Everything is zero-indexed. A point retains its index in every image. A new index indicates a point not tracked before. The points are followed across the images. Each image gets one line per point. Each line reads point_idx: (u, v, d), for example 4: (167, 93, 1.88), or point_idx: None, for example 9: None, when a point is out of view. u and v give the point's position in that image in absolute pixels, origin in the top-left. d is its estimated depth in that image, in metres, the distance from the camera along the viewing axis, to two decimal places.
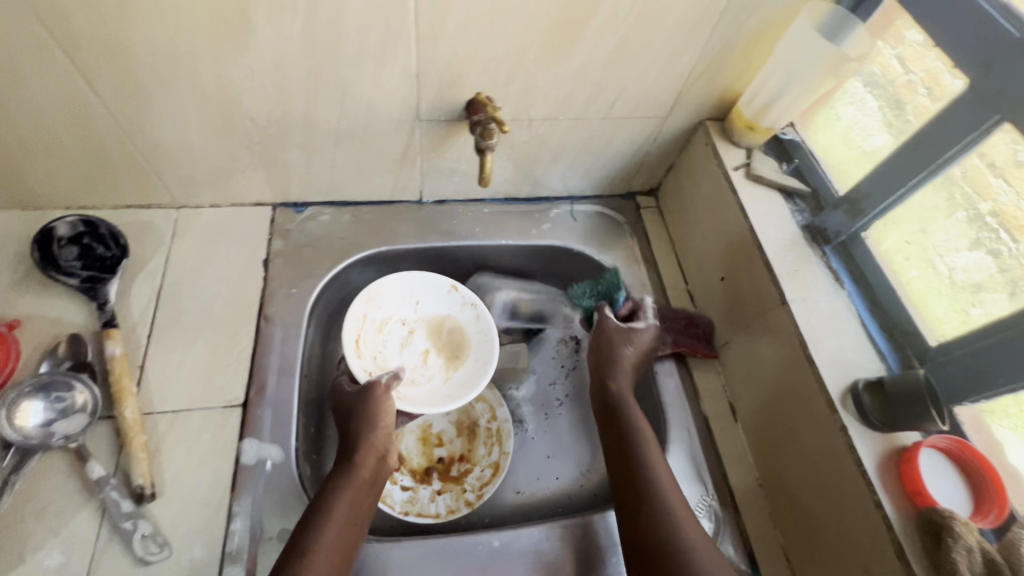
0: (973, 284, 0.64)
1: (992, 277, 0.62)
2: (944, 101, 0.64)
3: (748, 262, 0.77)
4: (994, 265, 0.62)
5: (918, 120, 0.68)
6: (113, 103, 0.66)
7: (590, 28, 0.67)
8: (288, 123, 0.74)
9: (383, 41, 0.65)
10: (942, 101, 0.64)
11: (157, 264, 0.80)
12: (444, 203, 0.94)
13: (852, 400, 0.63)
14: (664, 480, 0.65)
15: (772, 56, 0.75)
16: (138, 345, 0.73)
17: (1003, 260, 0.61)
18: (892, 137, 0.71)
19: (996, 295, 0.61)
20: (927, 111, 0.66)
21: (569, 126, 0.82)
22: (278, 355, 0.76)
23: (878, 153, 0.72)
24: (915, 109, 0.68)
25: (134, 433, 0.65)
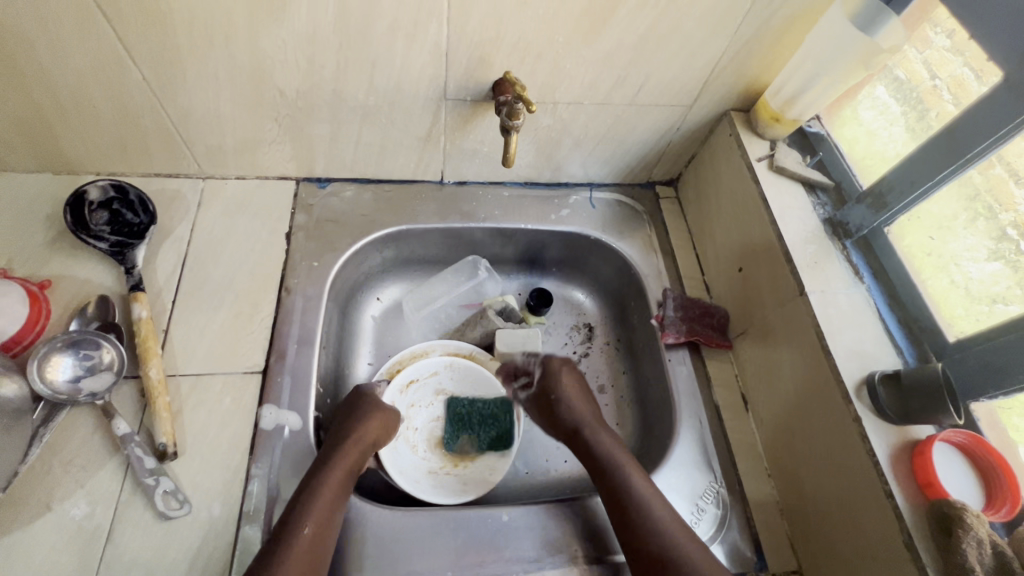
0: (990, 296, 0.63)
1: (1008, 290, 0.62)
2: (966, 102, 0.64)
3: (767, 252, 0.77)
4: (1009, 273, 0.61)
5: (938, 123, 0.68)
6: (148, 70, 0.68)
7: (622, 10, 0.67)
8: (317, 97, 0.74)
9: (415, 16, 0.65)
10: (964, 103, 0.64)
11: (183, 231, 0.82)
12: (465, 184, 0.94)
13: (867, 392, 0.63)
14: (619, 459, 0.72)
15: (802, 46, 0.74)
16: (163, 309, 0.75)
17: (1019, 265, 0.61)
18: (912, 143, 0.71)
19: (1011, 306, 0.61)
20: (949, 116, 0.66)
21: (593, 111, 0.82)
22: (298, 325, 0.77)
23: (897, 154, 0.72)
24: (938, 115, 0.68)
25: (158, 393, 0.67)
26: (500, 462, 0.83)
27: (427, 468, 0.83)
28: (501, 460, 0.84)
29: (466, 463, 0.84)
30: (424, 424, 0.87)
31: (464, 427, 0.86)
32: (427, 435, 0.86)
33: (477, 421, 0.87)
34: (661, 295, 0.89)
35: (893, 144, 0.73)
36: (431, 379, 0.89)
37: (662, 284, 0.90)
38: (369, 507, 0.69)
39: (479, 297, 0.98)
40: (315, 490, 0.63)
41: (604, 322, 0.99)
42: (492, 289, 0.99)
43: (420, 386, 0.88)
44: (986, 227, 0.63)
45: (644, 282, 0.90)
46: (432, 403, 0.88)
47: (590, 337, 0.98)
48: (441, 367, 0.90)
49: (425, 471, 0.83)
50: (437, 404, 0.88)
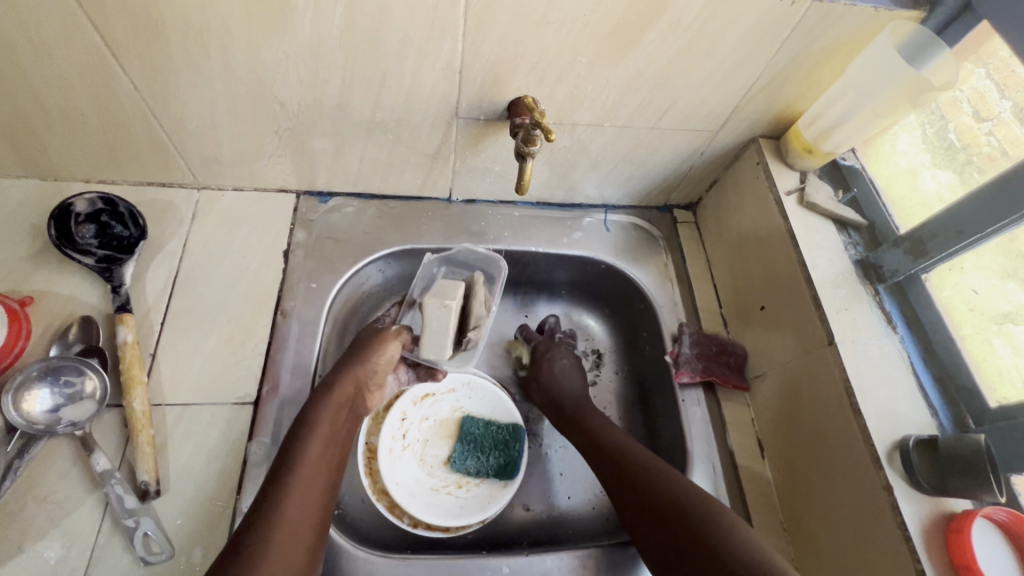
0: None
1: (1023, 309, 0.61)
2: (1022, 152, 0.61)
3: (794, 294, 0.72)
4: None
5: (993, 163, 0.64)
6: (139, 79, 0.63)
7: (652, 32, 0.62)
8: (321, 112, 0.70)
9: (429, 32, 0.60)
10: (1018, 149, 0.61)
11: (176, 247, 0.77)
12: (474, 203, 0.90)
13: (899, 457, 0.59)
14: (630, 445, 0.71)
15: (842, 76, 0.69)
16: (151, 331, 0.71)
17: None
18: (934, 160, 0.71)
19: None
20: (971, 131, 0.67)
21: (614, 133, 0.77)
22: (293, 353, 0.73)
23: (945, 196, 0.68)
24: (957, 128, 0.69)
25: (142, 425, 0.63)
26: (500, 492, 0.79)
27: (429, 485, 0.80)
28: (502, 489, 0.79)
29: (468, 485, 0.81)
30: (431, 438, 0.84)
31: (470, 447, 0.82)
32: (435, 451, 0.83)
33: (487, 445, 0.82)
34: (675, 329, 0.84)
35: (938, 187, 0.69)
36: (448, 395, 0.87)
37: (677, 317, 0.86)
38: (364, 554, 0.66)
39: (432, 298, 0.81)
40: (296, 493, 0.57)
41: (613, 351, 0.95)
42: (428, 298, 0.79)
43: (438, 400, 0.86)
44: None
45: (659, 314, 0.86)
46: (447, 418, 0.86)
47: (598, 365, 0.93)
48: (459, 383, 0.87)
49: (425, 488, 0.80)
50: (451, 421, 0.86)
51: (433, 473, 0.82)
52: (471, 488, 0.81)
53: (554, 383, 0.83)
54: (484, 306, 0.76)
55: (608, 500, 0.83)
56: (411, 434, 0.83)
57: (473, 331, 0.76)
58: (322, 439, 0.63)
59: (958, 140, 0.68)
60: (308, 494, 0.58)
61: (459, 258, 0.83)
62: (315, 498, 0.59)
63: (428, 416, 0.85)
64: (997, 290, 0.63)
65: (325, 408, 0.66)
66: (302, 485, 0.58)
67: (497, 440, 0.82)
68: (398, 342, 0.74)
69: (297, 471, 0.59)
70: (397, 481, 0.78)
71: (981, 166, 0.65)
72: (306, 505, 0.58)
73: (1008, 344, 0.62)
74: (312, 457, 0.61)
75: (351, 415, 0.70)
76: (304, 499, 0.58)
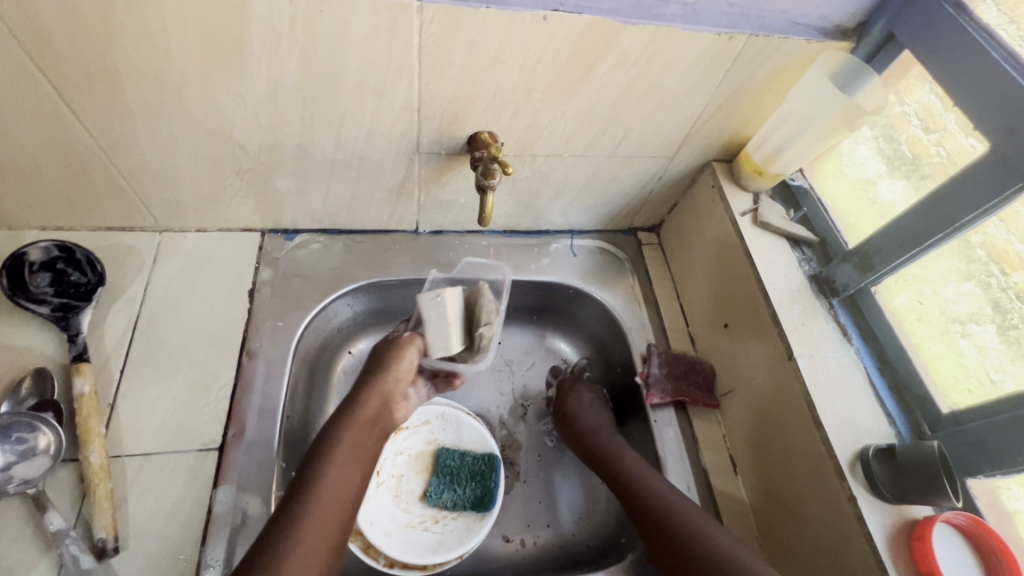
0: (985, 359, 0.61)
1: (981, 310, 0.62)
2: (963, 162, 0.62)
3: (754, 312, 0.74)
4: (990, 305, 0.61)
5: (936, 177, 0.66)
6: (94, 126, 0.62)
7: (600, 68, 0.65)
8: (281, 151, 0.70)
9: (384, 75, 0.62)
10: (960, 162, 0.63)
11: (137, 291, 0.76)
12: (441, 233, 0.91)
13: (861, 467, 0.60)
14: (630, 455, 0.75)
15: (783, 103, 0.73)
16: (110, 380, 0.69)
17: (994, 293, 0.60)
18: (889, 171, 0.72)
19: (988, 330, 0.61)
20: (921, 142, 0.68)
21: (573, 163, 0.80)
22: (260, 394, 0.72)
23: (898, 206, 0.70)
24: (909, 140, 0.70)
25: (99, 479, 0.61)
26: (477, 525, 0.77)
27: (404, 521, 0.79)
28: (479, 522, 0.78)
29: (445, 519, 0.80)
30: (405, 472, 0.83)
31: (447, 480, 0.81)
32: (410, 486, 0.82)
33: (464, 476, 0.81)
34: (645, 350, 0.85)
35: (894, 197, 0.71)
36: (423, 428, 0.86)
37: (646, 338, 0.87)
38: None
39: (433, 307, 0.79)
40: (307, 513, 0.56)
41: None
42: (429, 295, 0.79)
43: (412, 434, 0.85)
44: (985, 296, 0.61)
45: (628, 335, 0.87)
46: (421, 451, 0.85)
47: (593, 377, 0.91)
48: (433, 416, 0.86)
49: (399, 524, 0.78)
50: (426, 454, 0.85)
51: (407, 508, 0.80)
52: (448, 523, 0.79)
53: (577, 414, 0.84)
54: (495, 305, 0.72)
55: (589, 525, 0.82)
56: (385, 471, 0.82)
57: (483, 329, 0.70)
58: (343, 458, 0.61)
59: (912, 152, 0.69)
60: (324, 516, 0.56)
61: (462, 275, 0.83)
62: (333, 520, 0.57)
63: (401, 450, 0.84)
64: (951, 288, 0.65)
65: (343, 430, 0.64)
66: (319, 508, 0.57)
67: (474, 472, 0.82)
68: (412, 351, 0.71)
69: (315, 491, 0.58)
70: (370, 518, 0.76)
71: (934, 175, 0.66)
72: (322, 527, 0.56)
73: (973, 344, 0.63)
74: (334, 477, 0.60)
75: (377, 429, 0.67)
76: (319, 523, 0.56)
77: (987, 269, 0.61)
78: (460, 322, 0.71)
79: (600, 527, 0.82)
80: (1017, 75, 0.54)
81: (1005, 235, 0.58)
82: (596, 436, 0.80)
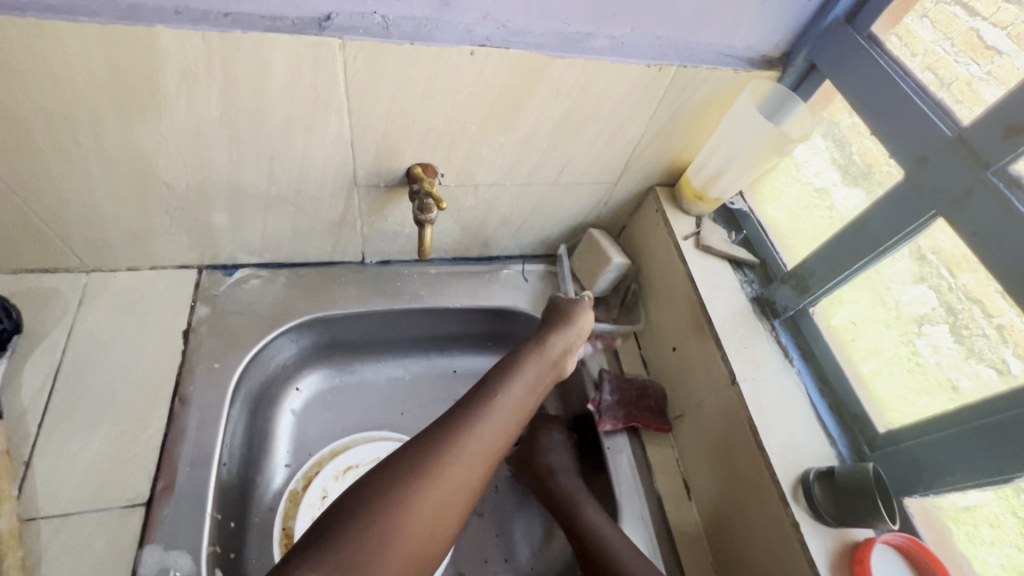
0: (940, 367, 0.59)
1: (934, 312, 0.59)
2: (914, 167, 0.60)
3: (699, 336, 0.75)
4: (938, 300, 0.59)
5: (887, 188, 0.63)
6: (2, 167, 0.59)
7: (534, 100, 0.65)
8: (211, 188, 0.68)
9: (312, 110, 0.60)
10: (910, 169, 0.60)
11: (59, 336, 0.72)
12: (389, 263, 0.89)
13: (803, 491, 0.61)
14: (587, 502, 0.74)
15: (718, 129, 0.74)
16: (25, 436, 0.65)
17: (946, 294, 0.58)
18: (844, 179, 0.70)
19: (940, 329, 0.59)
20: (872, 153, 0.65)
21: (517, 191, 0.79)
22: (192, 442, 0.68)
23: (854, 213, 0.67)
24: (860, 150, 0.67)
25: (8, 547, 0.56)
26: None
27: None
28: None
29: None
30: None
31: None
32: None
33: None
34: (597, 375, 0.85)
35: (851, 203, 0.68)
36: (373, 465, 0.84)
37: (599, 362, 0.87)
38: None
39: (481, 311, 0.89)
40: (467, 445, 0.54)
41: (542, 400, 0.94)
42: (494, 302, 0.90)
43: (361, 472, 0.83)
44: (938, 298, 0.59)
45: (582, 360, 0.87)
46: None
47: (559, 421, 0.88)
48: (383, 452, 0.85)
49: None
50: None
51: None
52: None
53: (539, 453, 0.81)
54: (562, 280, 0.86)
55: (546, 557, 0.81)
56: None
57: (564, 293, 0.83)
58: (526, 385, 0.62)
59: (863, 163, 0.67)
60: (477, 446, 0.54)
61: (417, 307, 0.87)
62: (482, 452, 0.54)
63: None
64: (903, 291, 0.62)
65: (525, 363, 0.64)
66: (492, 426, 0.56)
67: None
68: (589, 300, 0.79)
69: (497, 411, 0.57)
70: None
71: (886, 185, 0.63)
72: (469, 457, 0.53)
73: (928, 343, 0.60)
74: (505, 411, 0.58)
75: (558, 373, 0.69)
76: (487, 442, 0.55)
77: (938, 273, 0.58)
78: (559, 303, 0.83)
79: (557, 559, 0.80)
80: (926, 106, 0.56)
81: (952, 241, 0.56)
82: (553, 478, 0.78)
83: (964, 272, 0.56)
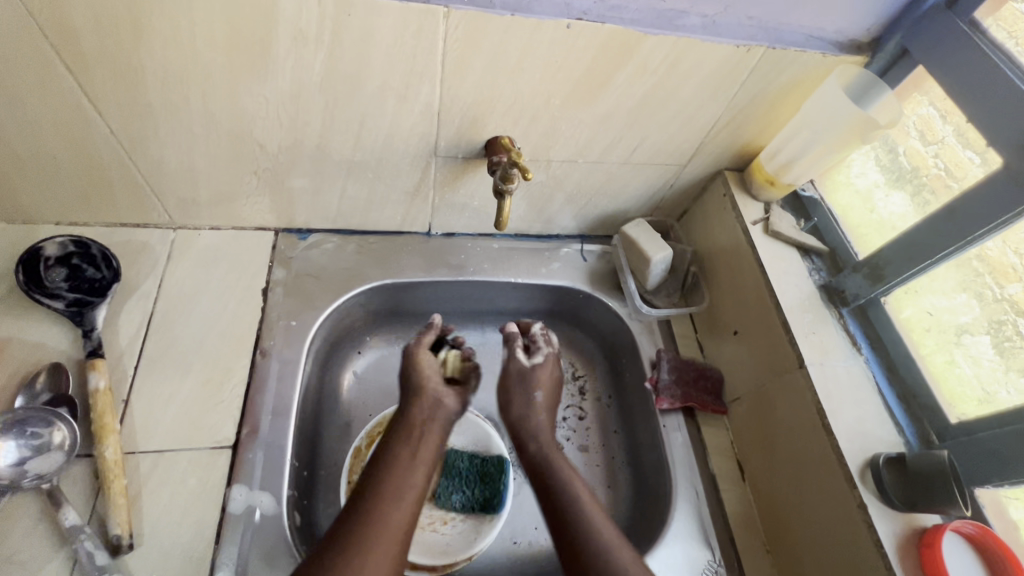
0: (977, 372, 0.63)
1: (974, 322, 0.64)
2: (962, 180, 0.64)
3: (765, 320, 0.75)
4: (979, 308, 0.63)
5: (937, 197, 0.67)
6: (115, 123, 0.63)
7: (620, 76, 0.65)
8: (300, 152, 0.71)
9: (407, 78, 0.62)
10: (959, 180, 0.65)
11: (150, 287, 0.76)
12: (453, 236, 0.91)
13: (871, 475, 0.61)
14: (567, 469, 0.69)
15: (797, 114, 0.74)
16: (123, 377, 0.69)
17: (987, 303, 0.62)
18: (887, 180, 0.75)
19: (979, 338, 0.63)
20: (919, 154, 0.70)
21: (588, 169, 0.80)
22: (273, 393, 0.72)
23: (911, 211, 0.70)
24: (907, 151, 0.72)
25: (114, 475, 0.61)
26: (487, 527, 0.78)
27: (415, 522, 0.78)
28: (489, 524, 0.78)
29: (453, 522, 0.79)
30: None
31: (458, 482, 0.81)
32: None
33: (472, 478, 0.82)
34: (654, 355, 0.86)
35: (896, 210, 0.72)
36: None
37: (655, 343, 0.87)
38: None
39: (552, 283, 0.91)
40: (389, 497, 0.61)
41: (594, 378, 0.95)
42: (563, 277, 0.92)
43: None
44: (982, 309, 0.63)
45: (638, 340, 0.87)
46: None
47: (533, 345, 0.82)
48: None
49: None
50: None
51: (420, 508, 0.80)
52: (456, 525, 0.79)
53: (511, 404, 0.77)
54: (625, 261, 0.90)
55: None
56: None
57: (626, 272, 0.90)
58: (405, 464, 0.65)
59: (911, 164, 0.71)
60: (401, 497, 0.61)
61: (479, 279, 0.89)
62: (409, 497, 0.62)
63: None
64: (948, 299, 0.66)
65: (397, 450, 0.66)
66: (383, 514, 0.59)
67: (482, 473, 0.82)
68: (427, 332, 0.80)
69: (379, 500, 0.60)
70: None
71: (933, 188, 0.68)
72: (401, 508, 0.61)
73: (967, 354, 0.64)
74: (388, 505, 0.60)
75: (438, 441, 0.70)
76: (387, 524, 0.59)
77: (983, 282, 0.62)
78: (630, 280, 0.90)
79: None
80: None
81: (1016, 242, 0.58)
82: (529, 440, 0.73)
83: (1011, 283, 0.60)
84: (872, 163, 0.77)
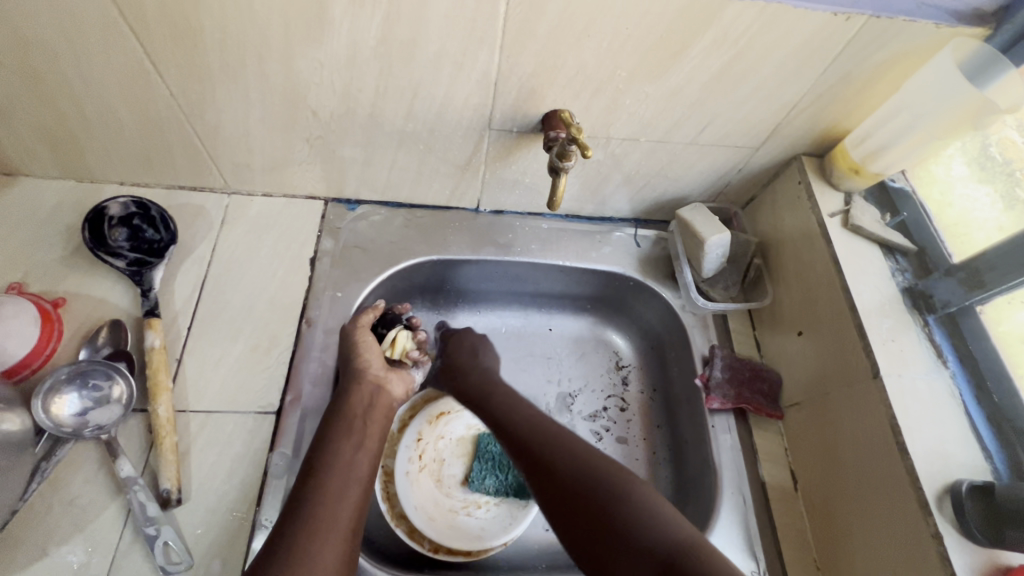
0: None
1: None
2: None
3: (837, 322, 0.68)
4: None
5: None
6: (174, 85, 0.63)
7: (695, 47, 0.60)
8: (352, 120, 0.69)
9: (465, 44, 0.59)
10: None
11: (205, 251, 0.77)
12: (502, 213, 0.88)
13: (950, 502, 0.55)
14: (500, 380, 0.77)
15: (896, 93, 0.66)
16: (177, 337, 0.71)
17: None
18: (975, 174, 0.73)
19: None
20: (1015, 146, 0.71)
21: (649, 149, 0.75)
22: (317, 363, 0.73)
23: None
24: (999, 142, 0.72)
25: (166, 432, 0.63)
26: (521, 513, 0.77)
27: (447, 506, 0.79)
28: (522, 509, 0.78)
29: (487, 507, 0.79)
30: (448, 456, 0.82)
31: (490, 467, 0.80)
32: (453, 471, 0.81)
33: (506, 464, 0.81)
34: (707, 351, 0.81)
35: (993, 211, 0.69)
36: (464, 414, 0.85)
37: (708, 338, 0.82)
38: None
39: (602, 267, 0.87)
40: (335, 491, 0.59)
41: (638, 370, 0.91)
42: (613, 261, 0.87)
43: (454, 419, 0.85)
44: None
45: (690, 334, 0.82)
46: (462, 437, 0.84)
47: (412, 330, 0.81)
48: None
49: (444, 510, 0.78)
50: (467, 439, 0.84)
51: (453, 492, 0.80)
52: (490, 509, 0.79)
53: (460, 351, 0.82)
54: (682, 247, 0.85)
55: None
56: (427, 455, 0.81)
57: (682, 260, 0.84)
58: (348, 449, 0.63)
59: (1003, 156, 0.72)
60: (348, 487, 0.60)
61: (527, 260, 0.86)
62: (355, 489, 0.61)
63: (444, 437, 0.83)
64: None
65: (339, 436, 0.64)
66: (332, 501, 0.58)
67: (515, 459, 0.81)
68: (372, 313, 0.75)
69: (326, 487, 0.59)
70: (413, 504, 0.76)
71: None
72: (347, 497, 0.59)
73: None
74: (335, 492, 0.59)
75: (377, 428, 0.68)
76: (336, 511, 0.58)
77: None
78: (684, 269, 0.84)
79: None
80: None
81: None
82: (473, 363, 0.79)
83: None
84: (960, 157, 0.74)
